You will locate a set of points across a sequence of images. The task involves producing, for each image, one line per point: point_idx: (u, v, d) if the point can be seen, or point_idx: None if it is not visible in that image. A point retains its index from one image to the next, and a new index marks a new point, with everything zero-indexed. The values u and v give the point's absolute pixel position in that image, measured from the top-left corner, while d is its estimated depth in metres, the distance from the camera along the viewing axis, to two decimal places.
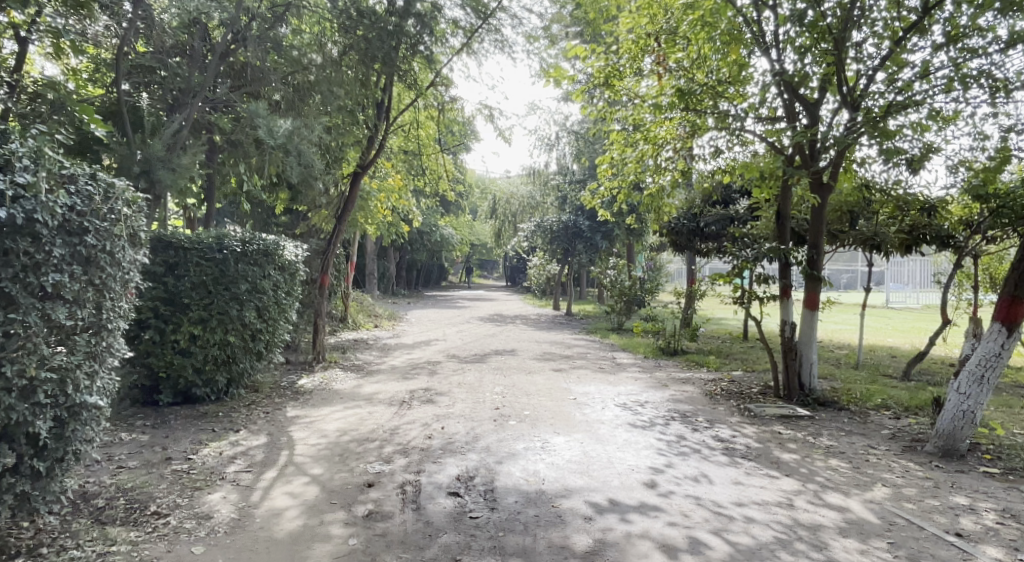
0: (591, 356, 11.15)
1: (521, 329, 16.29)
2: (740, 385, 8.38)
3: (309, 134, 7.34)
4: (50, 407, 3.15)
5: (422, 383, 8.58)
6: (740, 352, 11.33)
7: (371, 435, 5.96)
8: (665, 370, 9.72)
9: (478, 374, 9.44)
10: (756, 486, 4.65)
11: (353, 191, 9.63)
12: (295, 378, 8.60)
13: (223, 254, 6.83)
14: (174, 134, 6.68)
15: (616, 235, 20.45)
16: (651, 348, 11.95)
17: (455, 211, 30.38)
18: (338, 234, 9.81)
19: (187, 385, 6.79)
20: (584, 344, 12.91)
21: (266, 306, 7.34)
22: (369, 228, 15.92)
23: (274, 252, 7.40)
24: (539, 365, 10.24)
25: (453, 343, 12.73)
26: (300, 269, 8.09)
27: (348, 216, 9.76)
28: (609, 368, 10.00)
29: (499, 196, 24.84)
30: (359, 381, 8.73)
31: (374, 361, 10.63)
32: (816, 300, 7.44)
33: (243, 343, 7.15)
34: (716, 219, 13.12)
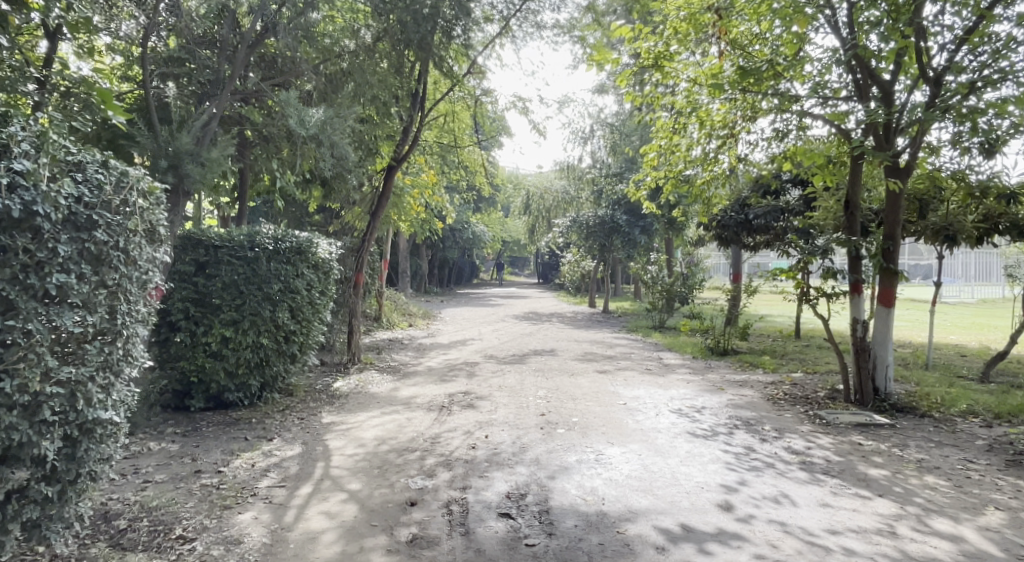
0: (636, 357, 10.58)
1: (559, 328, 15.78)
2: (805, 389, 7.71)
3: (342, 125, 6.96)
4: (58, 425, 2.85)
5: (461, 386, 8.16)
6: (796, 352, 10.63)
7: (411, 445, 5.55)
8: (718, 372, 9.11)
9: (518, 376, 8.98)
10: (847, 509, 4.07)
11: (387, 187, 9.35)
12: (330, 381, 8.27)
13: (255, 253, 6.51)
14: (203, 127, 6.40)
15: (655, 229, 19.75)
16: (699, 348, 11.31)
17: (487, 208, 30.03)
18: (372, 231, 9.47)
19: (219, 390, 6.52)
20: (626, 343, 12.34)
21: (300, 306, 6.96)
22: (403, 225, 15.62)
23: (308, 250, 7.02)
24: (582, 366, 9.74)
25: (490, 343, 12.30)
26: (334, 268, 7.69)
27: (382, 212, 9.42)
28: (657, 369, 9.42)
29: (533, 191, 24.34)
30: (395, 384, 8.35)
31: (410, 362, 10.27)
32: (892, 296, 6.72)
33: (276, 346, 6.81)
34: (765, 212, 12.57)
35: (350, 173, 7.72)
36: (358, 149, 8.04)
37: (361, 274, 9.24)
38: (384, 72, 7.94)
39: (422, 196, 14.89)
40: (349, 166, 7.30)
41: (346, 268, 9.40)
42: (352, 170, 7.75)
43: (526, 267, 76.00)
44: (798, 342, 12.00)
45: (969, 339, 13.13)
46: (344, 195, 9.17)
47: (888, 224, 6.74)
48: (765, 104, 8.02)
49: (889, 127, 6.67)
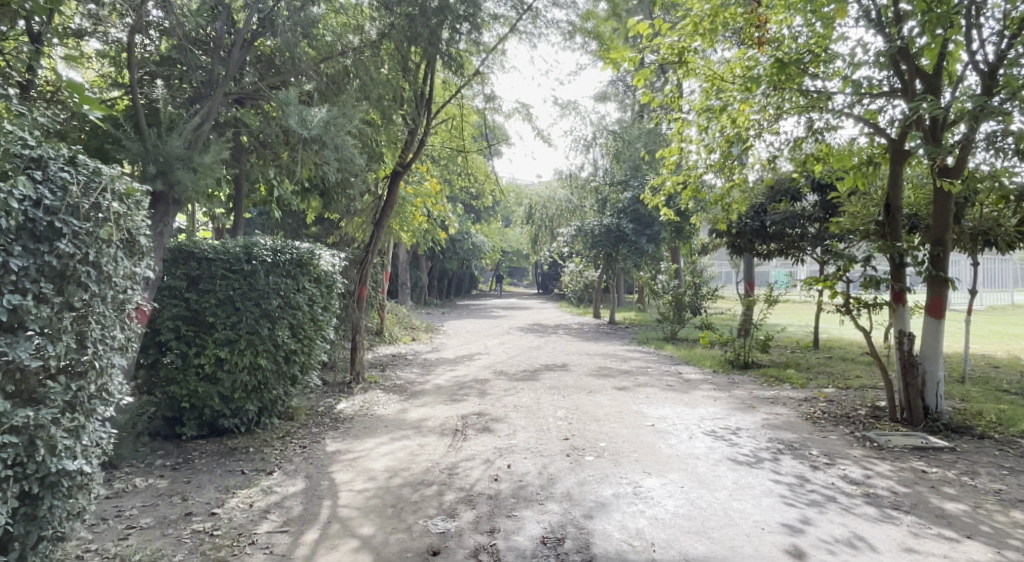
0: (654, 371, 10.04)
1: (567, 340, 15.24)
2: (844, 406, 7.19)
3: (346, 127, 6.48)
4: (12, 481, 2.32)
5: (473, 407, 7.61)
6: (822, 365, 10.11)
7: (426, 477, 5.00)
8: (744, 388, 8.58)
9: (533, 394, 8.44)
10: (937, 555, 3.53)
11: (391, 195, 8.84)
12: (333, 402, 7.72)
13: (252, 265, 5.97)
14: (194, 130, 5.88)
15: (662, 237, 19.28)
16: (718, 361, 10.79)
17: (487, 218, 29.60)
18: (375, 242, 8.96)
19: (213, 416, 5.98)
20: (641, 357, 11.81)
21: (302, 323, 6.41)
22: (405, 235, 15.11)
23: (310, 262, 6.46)
24: (599, 382, 9.20)
25: (499, 358, 11.76)
26: (338, 281, 7.10)
27: (386, 222, 8.91)
28: (679, 385, 8.88)
29: (535, 200, 23.91)
30: (403, 405, 7.79)
31: (417, 379, 9.72)
32: (942, 306, 6.22)
33: (275, 367, 6.25)
34: (782, 219, 12.15)
35: (354, 179, 7.23)
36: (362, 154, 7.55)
37: (365, 287, 8.71)
38: (388, 72, 7.47)
39: (423, 205, 14.40)
40: (354, 171, 6.82)
41: (348, 280, 8.87)
42: (358, 175, 7.25)
43: (524, 277, 75.47)
44: (820, 354, 11.50)
45: (995, 348, 12.63)
46: (346, 204, 8.67)
47: (935, 230, 6.26)
48: (793, 102, 7.57)
49: (938, 121, 6.22)
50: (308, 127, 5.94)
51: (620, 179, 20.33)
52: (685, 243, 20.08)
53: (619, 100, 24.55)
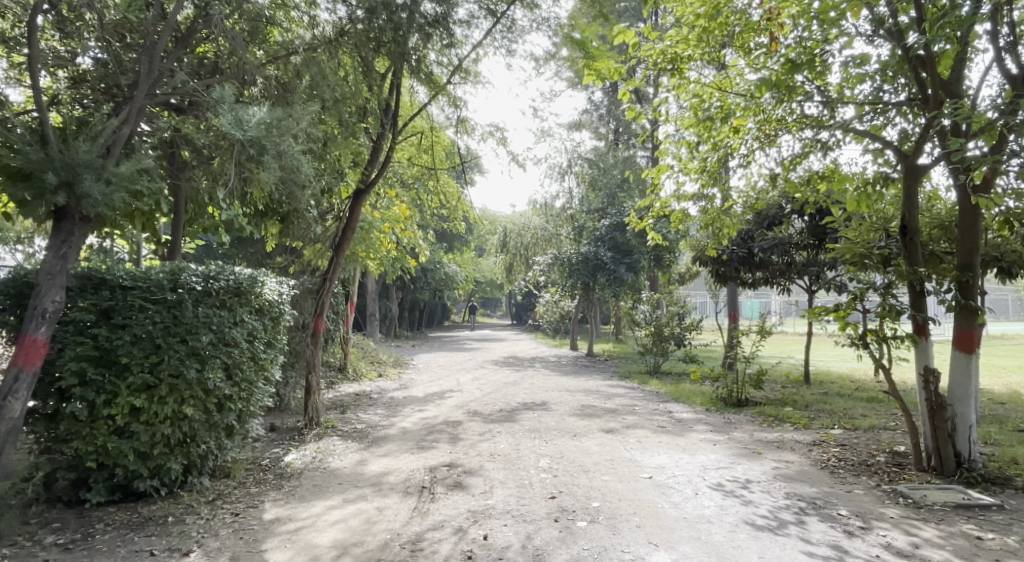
0: (642, 411, 9.18)
1: (546, 375, 14.31)
2: (857, 451, 6.46)
3: (295, 133, 5.60)
4: None
5: (444, 457, 6.64)
6: (821, 403, 9.38)
7: (383, 556, 4.04)
8: (744, 430, 7.77)
9: (511, 438, 7.51)
10: None
11: (353, 215, 8.03)
12: (281, 454, 6.67)
13: (178, 295, 5.01)
14: (112, 133, 4.97)
15: (642, 265, 18.64)
16: (708, 398, 10.00)
17: (460, 247, 28.78)
18: (334, 270, 8.05)
19: (127, 478, 4.93)
20: (626, 394, 10.95)
21: (240, 362, 5.45)
22: (371, 263, 14.16)
23: (251, 290, 5.54)
24: (584, 424, 8.31)
25: (472, 396, 10.78)
26: (286, 313, 6.15)
27: (347, 246, 8.04)
28: (671, 427, 8.04)
29: (510, 228, 23.23)
30: (362, 455, 6.77)
31: (380, 422, 8.70)
32: (973, 340, 5.61)
33: (205, 415, 5.24)
34: (771, 246, 11.62)
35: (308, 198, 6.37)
36: (317, 169, 6.71)
37: (322, 320, 7.77)
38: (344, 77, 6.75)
39: (390, 231, 13.55)
40: (306, 188, 5.94)
41: (302, 312, 7.91)
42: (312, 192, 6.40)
43: (498, 308, 74.48)
44: (813, 390, 10.84)
45: (993, 382, 12.07)
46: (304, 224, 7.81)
47: (961, 255, 5.66)
48: (790, 117, 7.02)
49: (961, 129, 5.66)
50: (244, 130, 4.98)
51: (597, 207, 19.81)
52: (664, 272, 19.52)
53: (593, 128, 24.33)
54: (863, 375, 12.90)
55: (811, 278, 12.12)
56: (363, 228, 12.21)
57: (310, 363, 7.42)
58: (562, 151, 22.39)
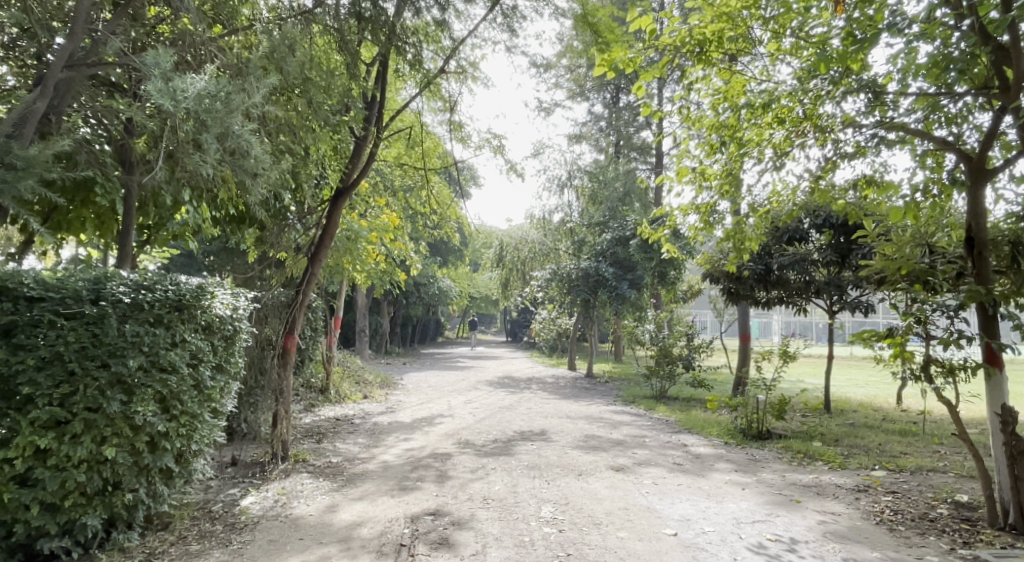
0: (653, 445, 8.21)
1: (544, 398, 13.31)
2: (911, 501, 5.48)
3: (247, 110, 4.66)
4: None
5: (428, 502, 5.66)
6: (852, 438, 8.43)
7: None
8: (773, 470, 6.82)
9: (507, 477, 6.53)
10: None
11: (332, 219, 7.14)
12: (236, 497, 5.66)
13: (100, 308, 4.06)
14: (22, 106, 4.08)
15: (645, 282, 17.72)
16: (725, 430, 9.04)
17: (454, 261, 27.86)
18: (308, 280, 7.10)
19: (27, 537, 3.93)
20: (633, 423, 9.96)
21: (180, 391, 4.49)
22: (358, 274, 13.22)
23: (196, 304, 4.60)
24: (589, 460, 7.34)
25: (464, 423, 9.79)
26: (241, 330, 5.18)
27: (324, 253, 7.17)
28: (688, 465, 7.08)
29: (506, 242, 22.36)
30: (332, 498, 5.77)
31: (359, 454, 7.70)
32: None
33: (132, 457, 4.26)
34: (791, 262, 10.75)
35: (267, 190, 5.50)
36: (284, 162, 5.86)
37: (294, 336, 6.85)
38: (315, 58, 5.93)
39: (378, 241, 12.72)
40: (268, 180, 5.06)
41: (269, 329, 6.94)
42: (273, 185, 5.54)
43: (493, 323, 73.42)
44: (837, 421, 9.93)
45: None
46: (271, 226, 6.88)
47: None
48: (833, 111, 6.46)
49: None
50: (181, 102, 3.99)
51: (597, 221, 19.00)
52: (668, 289, 18.66)
53: (593, 140, 23.62)
54: (886, 404, 11.97)
55: (830, 297, 11.34)
56: (349, 237, 11.39)
57: (277, 386, 6.46)
58: (560, 163, 21.66)
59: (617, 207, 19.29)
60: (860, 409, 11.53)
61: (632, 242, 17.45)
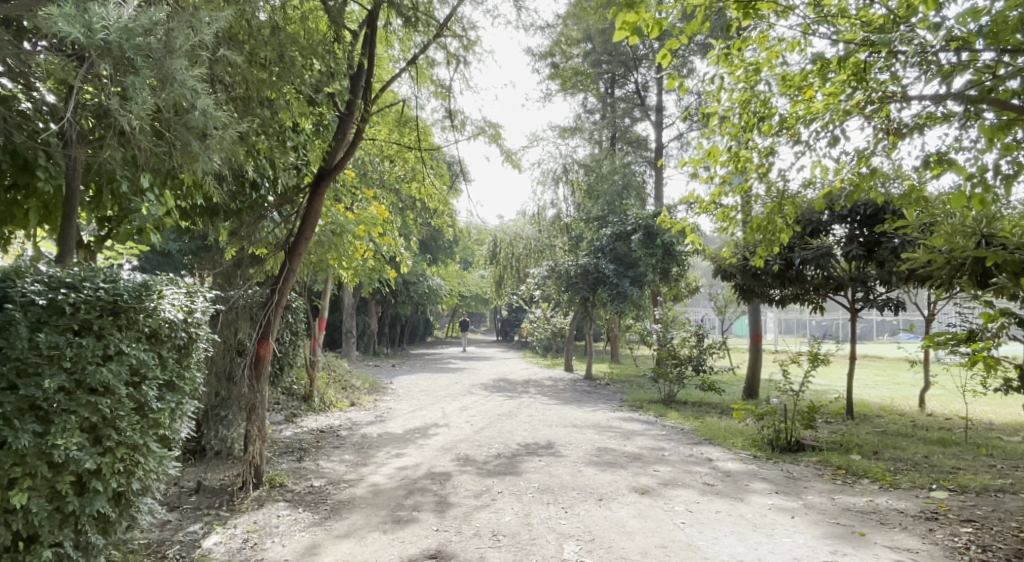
0: (675, 460, 7.37)
1: (544, 403, 12.45)
2: (996, 534, 4.70)
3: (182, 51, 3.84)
4: None
5: (428, 539, 4.76)
6: (893, 450, 7.66)
7: None
8: (819, 491, 6.01)
9: (518, 503, 5.65)
10: None
11: (313, 203, 6.21)
12: (197, 537, 4.71)
13: (4, 313, 3.12)
14: None
15: (648, 279, 16.88)
16: (750, 440, 8.24)
17: (444, 258, 26.86)
18: (287, 275, 6.12)
19: None
20: (646, 432, 9.12)
21: (116, 417, 3.51)
22: (344, 271, 12.27)
23: (138, 306, 3.64)
24: (607, 479, 6.48)
25: (462, 435, 8.88)
26: (200, 338, 4.20)
27: (304, 246, 6.22)
28: (721, 486, 6.24)
29: (500, 238, 21.45)
30: (314, 535, 4.85)
31: (346, 473, 6.78)
32: None
33: (50, 504, 3.30)
34: (814, 257, 9.97)
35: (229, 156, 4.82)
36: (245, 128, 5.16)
37: (270, 343, 5.91)
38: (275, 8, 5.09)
39: (365, 235, 11.77)
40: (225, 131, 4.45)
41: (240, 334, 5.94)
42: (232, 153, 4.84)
43: (482, 322, 72.50)
44: (868, 430, 9.17)
45: None
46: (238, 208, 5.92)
47: None
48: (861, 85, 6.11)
49: None
50: (99, 33, 3.40)
51: (596, 216, 18.18)
52: (670, 287, 17.87)
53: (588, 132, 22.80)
54: (911, 409, 11.26)
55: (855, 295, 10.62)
56: (337, 231, 10.48)
57: (247, 401, 5.50)
58: (555, 156, 20.82)
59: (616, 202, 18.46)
60: (885, 415, 10.80)
61: (634, 237, 16.61)
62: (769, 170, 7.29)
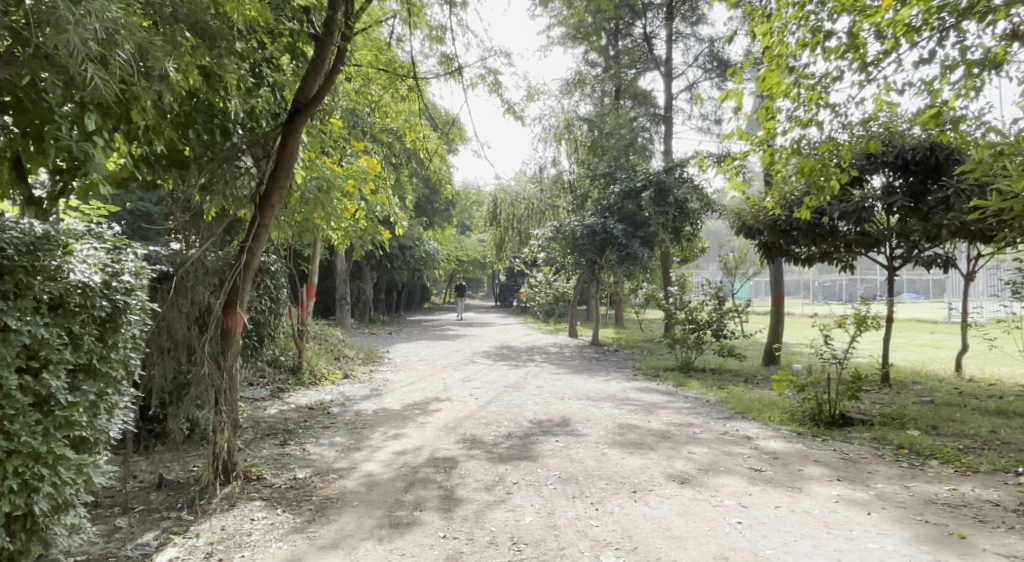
0: (709, 439, 6.51)
1: (553, 373, 11.60)
2: None
3: None
4: None
5: (434, 550, 3.88)
6: (952, 424, 6.83)
7: None
8: (888, 479, 5.14)
9: (539, 498, 4.77)
10: None
11: (289, 143, 5.13)
12: (146, 553, 3.80)
13: None
14: None
15: (659, 240, 15.86)
16: (789, 414, 7.39)
17: (441, 222, 25.74)
18: (258, 231, 5.07)
19: None
20: (670, 406, 8.27)
21: (5, 417, 2.54)
22: (332, 232, 11.24)
23: (30, 265, 2.69)
24: (638, 465, 5.61)
25: (466, 411, 8.01)
26: (134, 306, 3.23)
27: (278, 196, 5.17)
28: (771, 471, 5.38)
29: (500, 198, 20.34)
30: (294, 547, 3.96)
31: (336, 460, 5.89)
32: None
33: None
34: (852, 210, 9.03)
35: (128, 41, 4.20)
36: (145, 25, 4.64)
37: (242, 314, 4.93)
38: None
39: (355, 193, 10.70)
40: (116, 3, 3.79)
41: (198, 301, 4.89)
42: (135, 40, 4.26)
43: (480, 287, 71.62)
44: (913, 399, 8.37)
45: None
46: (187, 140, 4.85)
47: None
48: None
49: None
50: None
51: (602, 172, 17.09)
52: (681, 248, 16.92)
53: (591, 86, 21.47)
54: (951, 375, 10.43)
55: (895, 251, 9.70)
56: (324, 186, 9.41)
57: (216, 386, 4.51)
58: (556, 111, 19.58)
59: (623, 157, 17.37)
60: (924, 381, 10.00)
61: (644, 195, 15.55)
62: (832, 103, 6.15)
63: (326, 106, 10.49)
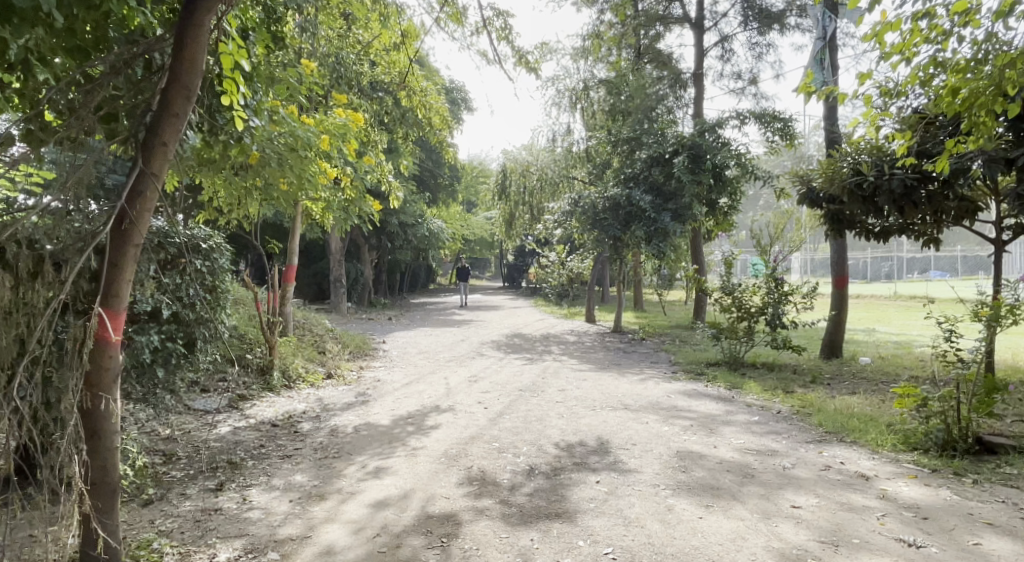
0: (811, 481, 4.65)
1: (575, 370, 9.78)
2: None
3: None
4: None
5: None
6: None
7: None
8: None
9: None
10: None
11: (194, 46, 3.23)
12: None
13: None
14: None
15: (691, 213, 13.95)
16: (903, 438, 5.54)
17: (445, 199, 23.83)
18: (144, 187, 3.16)
19: None
20: (735, 421, 6.43)
21: None
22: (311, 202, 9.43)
23: None
24: (727, 533, 3.77)
25: (472, 429, 6.19)
26: None
27: (170, 131, 3.25)
28: (937, 550, 3.52)
29: (509, 169, 18.36)
30: None
31: (286, 519, 4.07)
32: None
33: None
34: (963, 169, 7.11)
35: None
36: None
37: (124, 313, 3.09)
38: None
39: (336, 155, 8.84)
40: None
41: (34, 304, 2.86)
42: None
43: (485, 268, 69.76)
44: None
45: None
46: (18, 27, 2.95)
47: None
48: None
49: None
50: None
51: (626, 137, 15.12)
52: (715, 221, 15.03)
53: None
54: None
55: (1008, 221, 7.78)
56: (291, 143, 7.27)
57: (66, 439, 2.70)
58: (570, 71, 17.51)
59: (649, 122, 15.31)
60: None
61: (676, 160, 13.59)
62: None
63: (299, 48, 8.52)
